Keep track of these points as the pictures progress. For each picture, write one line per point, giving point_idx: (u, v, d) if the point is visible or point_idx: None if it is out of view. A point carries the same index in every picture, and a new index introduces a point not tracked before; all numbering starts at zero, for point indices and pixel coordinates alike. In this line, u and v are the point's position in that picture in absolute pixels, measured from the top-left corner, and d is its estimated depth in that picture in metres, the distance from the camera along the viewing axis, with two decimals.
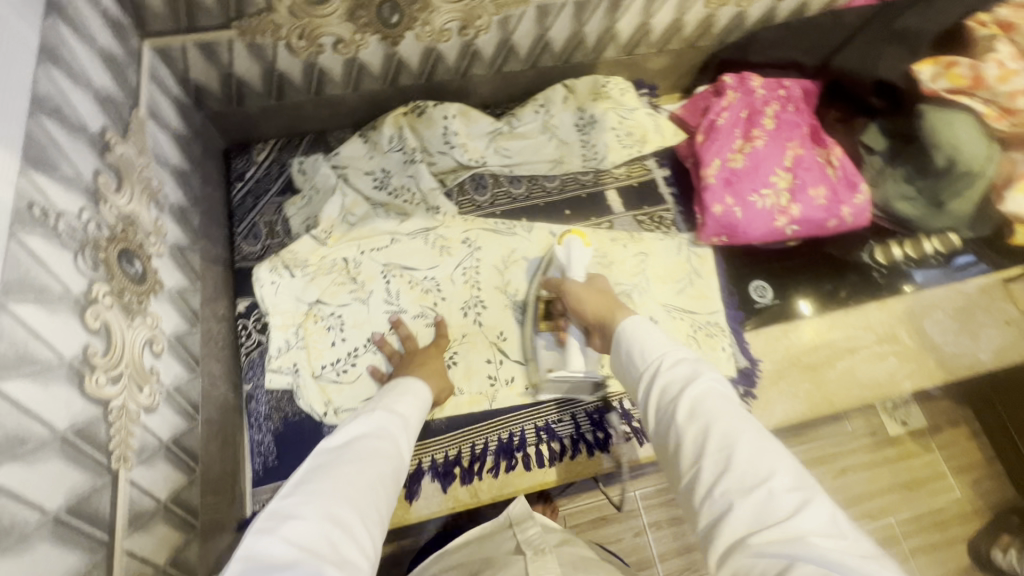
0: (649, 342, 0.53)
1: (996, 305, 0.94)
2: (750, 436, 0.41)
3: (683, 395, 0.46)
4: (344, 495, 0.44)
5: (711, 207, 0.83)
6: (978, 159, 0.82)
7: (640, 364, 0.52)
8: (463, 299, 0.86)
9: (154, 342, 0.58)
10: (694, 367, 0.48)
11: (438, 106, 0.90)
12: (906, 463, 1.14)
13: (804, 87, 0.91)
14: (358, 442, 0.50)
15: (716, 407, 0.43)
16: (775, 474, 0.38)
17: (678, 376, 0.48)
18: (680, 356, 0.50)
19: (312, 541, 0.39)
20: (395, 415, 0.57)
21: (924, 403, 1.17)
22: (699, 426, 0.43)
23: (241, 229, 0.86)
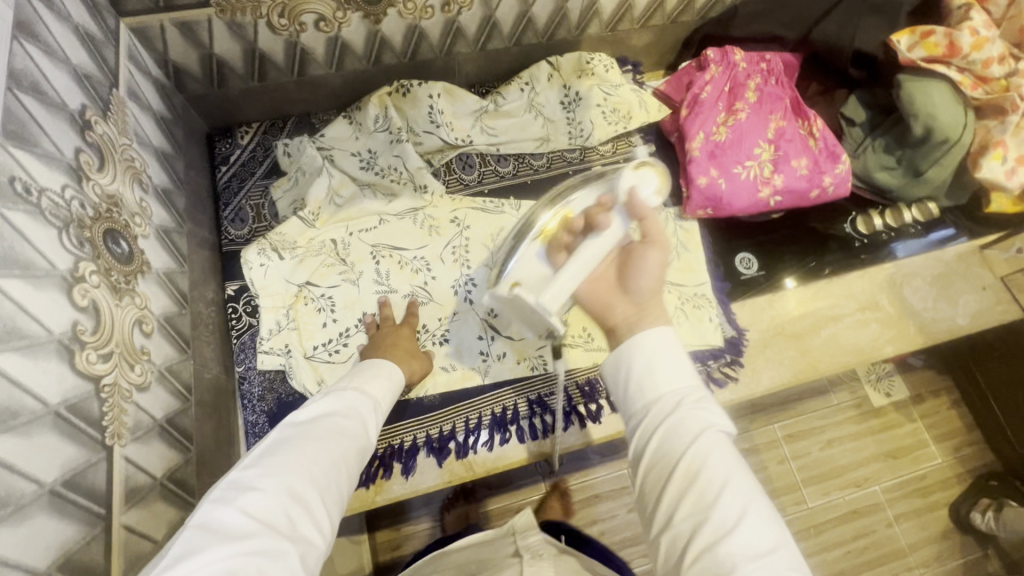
0: (667, 371, 0.51)
1: (973, 271, 0.97)
2: (757, 505, 0.43)
3: (700, 444, 0.45)
4: (308, 472, 0.43)
5: (696, 180, 0.84)
6: (955, 127, 0.83)
7: (646, 393, 0.51)
8: (453, 277, 0.86)
9: (143, 322, 0.58)
10: (708, 415, 0.48)
11: (423, 84, 0.89)
12: (891, 432, 1.28)
13: (785, 60, 0.92)
14: (325, 421, 0.49)
15: (725, 466, 0.44)
16: (777, 552, 0.40)
17: (692, 421, 0.48)
18: (698, 398, 0.50)
19: (268, 515, 0.39)
20: (367, 395, 0.56)
21: (906, 374, 1.32)
22: (710, 482, 0.44)
23: (228, 213, 0.85)
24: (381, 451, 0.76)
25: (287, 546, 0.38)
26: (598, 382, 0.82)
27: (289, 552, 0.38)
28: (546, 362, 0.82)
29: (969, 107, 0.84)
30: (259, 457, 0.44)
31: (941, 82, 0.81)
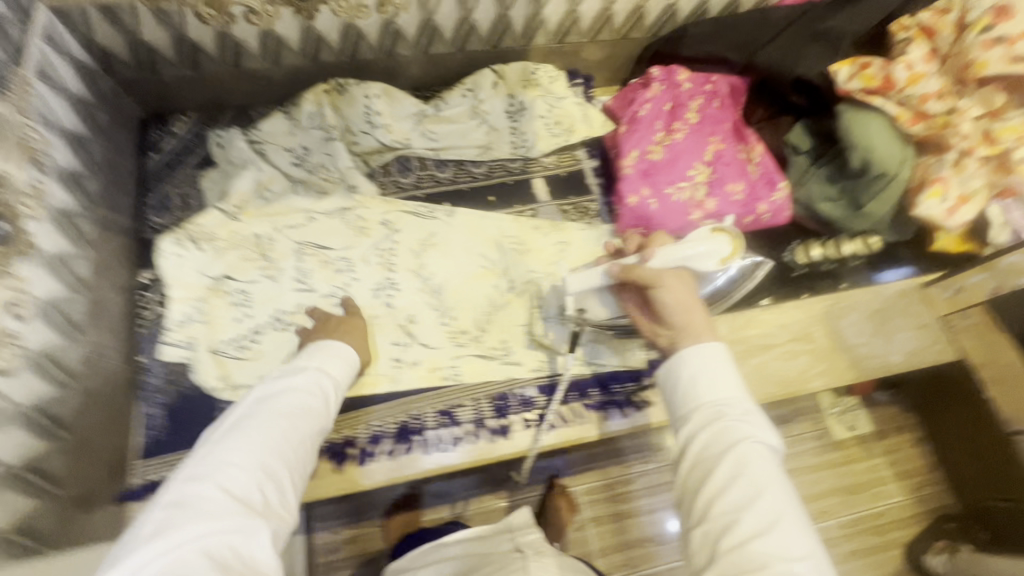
0: (723, 380, 0.54)
1: (911, 308, 0.94)
2: (791, 512, 0.46)
3: (744, 451, 0.48)
4: (274, 447, 0.50)
5: (626, 198, 0.83)
6: (893, 160, 0.82)
7: (696, 398, 0.54)
8: (376, 280, 0.85)
9: (15, 305, 0.56)
10: (753, 426, 0.51)
11: (360, 85, 0.89)
12: (851, 467, 1.28)
13: (730, 83, 0.92)
14: (284, 399, 0.56)
15: (766, 473, 0.48)
16: (804, 558, 0.44)
17: (738, 429, 0.50)
18: (749, 408, 0.52)
19: (239, 489, 0.45)
20: (325, 376, 0.64)
21: (872, 409, 1.31)
22: (750, 486, 0.47)
23: (152, 201, 0.84)
24: None
25: (258, 522, 0.43)
26: (511, 397, 0.80)
27: (259, 528, 0.43)
28: (460, 373, 0.81)
29: (908, 142, 0.83)
30: (217, 436, 0.50)
31: (878, 116, 0.81)
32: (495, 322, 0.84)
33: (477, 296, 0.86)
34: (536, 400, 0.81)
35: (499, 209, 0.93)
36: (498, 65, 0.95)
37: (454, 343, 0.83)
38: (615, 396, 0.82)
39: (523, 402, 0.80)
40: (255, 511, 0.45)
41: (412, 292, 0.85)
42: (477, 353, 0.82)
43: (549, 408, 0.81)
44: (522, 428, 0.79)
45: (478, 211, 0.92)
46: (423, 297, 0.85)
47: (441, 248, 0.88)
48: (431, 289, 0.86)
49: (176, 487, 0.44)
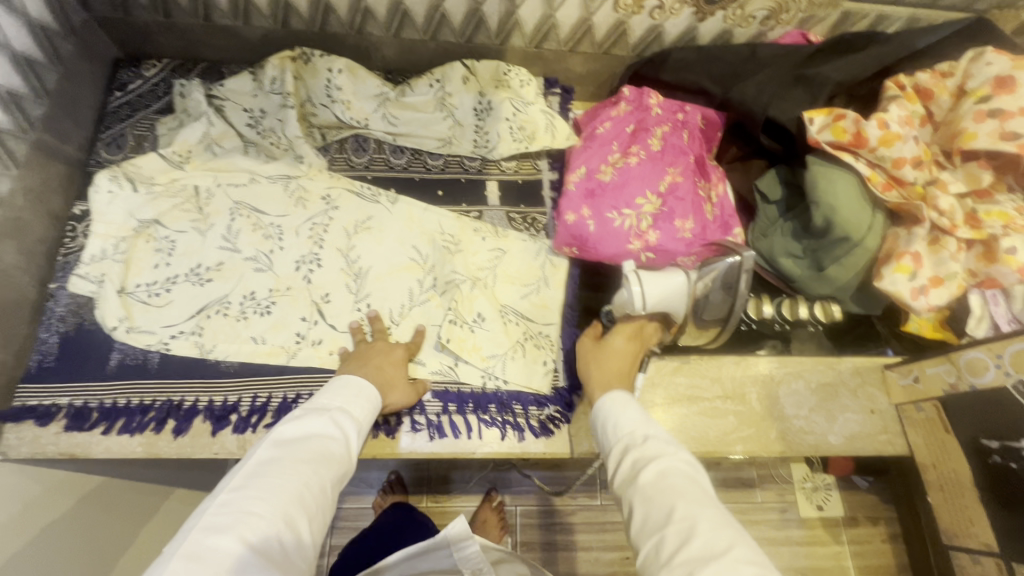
0: (634, 410, 0.59)
1: (865, 389, 0.87)
2: (711, 517, 0.46)
3: (653, 469, 0.51)
4: (289, 494, 0.48)
5: (564, 215, 0.79)
6: (857, 225, 0.75)
7: (614, 438, 0.57)
8: (301, 253, 0.84)
9: None
10: (665, 444, 0.54)
11: (325, 57, 0.88)
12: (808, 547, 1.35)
13: (706, 116, 0.86)
14: (329, 448, 0.54)
15: (682, 487, 0.49)
16: (735, 546, 0.43)
17: (650, 451, 0.53)
18: (657, 432, 0.56)
19: (264, 542, 0.43)
20: (360, 423, 0.61)
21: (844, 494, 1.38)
22: (666, 502, 0.48)
23: (107, 136, 0.87)
24: (158, 403, 0.74)
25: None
26: None
27: None
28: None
29: (878, 208, 0.76)
30: (247, 483, 0.47)
31: (848, 174, 0.74)
32: (409, 316, 0.82)
33: (399, 287, 0.83)
34: (428, 405, 0.78)
35: (444, 206, 0.90)
36: (472, 60, 0.92)
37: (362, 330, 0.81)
38: (513, 417, 0.78)
39: (415, 405, 0.77)
40: (275, 561, 0.43)
41: (333, 271, 0.83)
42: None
43: (442, 414, 0.77)
44: (410, 430, 0.76)
45: (423, 204, 0.90)
46: (343, 278, 0.83)
47: (375, 233, 0.86)
48: (353, 272, 0.84)
49: (196, 537, 0.42)
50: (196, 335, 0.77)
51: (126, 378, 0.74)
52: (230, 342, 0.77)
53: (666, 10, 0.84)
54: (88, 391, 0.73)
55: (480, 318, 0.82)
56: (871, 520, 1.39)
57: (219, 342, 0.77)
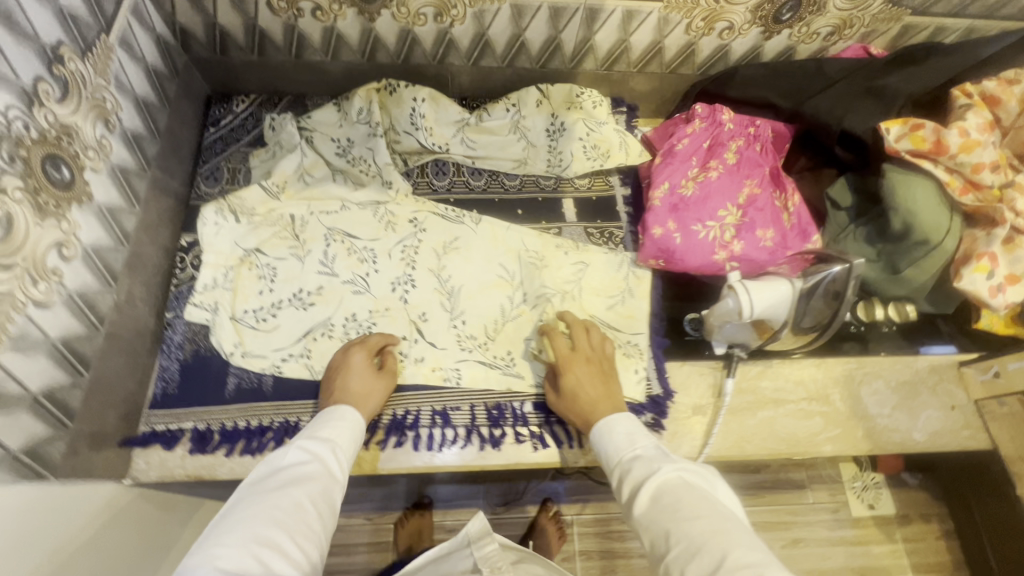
0: (620, 431, 0.65)
1: (943, 386, 0.89)
2: (701, 523, 0.52)
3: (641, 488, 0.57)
4: (261, 518, 0.52)
5: (651, 229, 0.82)
6: (935, 229, 0.78)
7: (612, 465, 0.63)
8: (395, 274, 0.87)
9: (65, 247, 0.62)
10: (653, 464, 0.59)
11: (410, 87, 0.92)
12: (864, 547, 1.37)
13: (775, 129, 0.90)
14: (300, 472, 0.58)
15: (673, 505, 0.55)
16: (728, 555, 0.48)
17: (639, 476, 0.59)
18: (642, 451, 0.62)
19: (240, 564, 0.47)
20: (338, 442, 0.64)
21: (896, 491, 1.41)
22: (661, 520, 0.54)
23: (204, 171, 0.91)
24: (276, 424, 0.76)
25: None
26: (507, 408, 0.81)
27: None
28: (460, 377, 0.82)
29: (955, 211, 0.79)
30: (221, 523, 0.52)
31: (926, 179, 0.78)
32: (502, 332, 0.85)
33: (490, 304, 0.87)
34: (530, 417, 0.81)
35: (525, 224, 0.94)
36: (545, 84, 0.97)
37: (460, 346, 0.84)
38: None
39: (518, 417, 0.80)
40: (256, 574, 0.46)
41: (427, 291, 0.87)
42: (479, 359, 0.83)
43: (543, 425, 0.80)
44: (516, 441, 0.79)
45: (505, 223, 0.93)
46: (437, 297, 0.87)
47: (462, 253, 0.90)
48: (446, 290, 0.87)
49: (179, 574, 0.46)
50: (305, 357, 0.80)
51: (244, 402, 0.77)
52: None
53: (736, 30, 0.88)
54: (209, 415, 0.76)
55: None
56: (923, 517, 1.40)
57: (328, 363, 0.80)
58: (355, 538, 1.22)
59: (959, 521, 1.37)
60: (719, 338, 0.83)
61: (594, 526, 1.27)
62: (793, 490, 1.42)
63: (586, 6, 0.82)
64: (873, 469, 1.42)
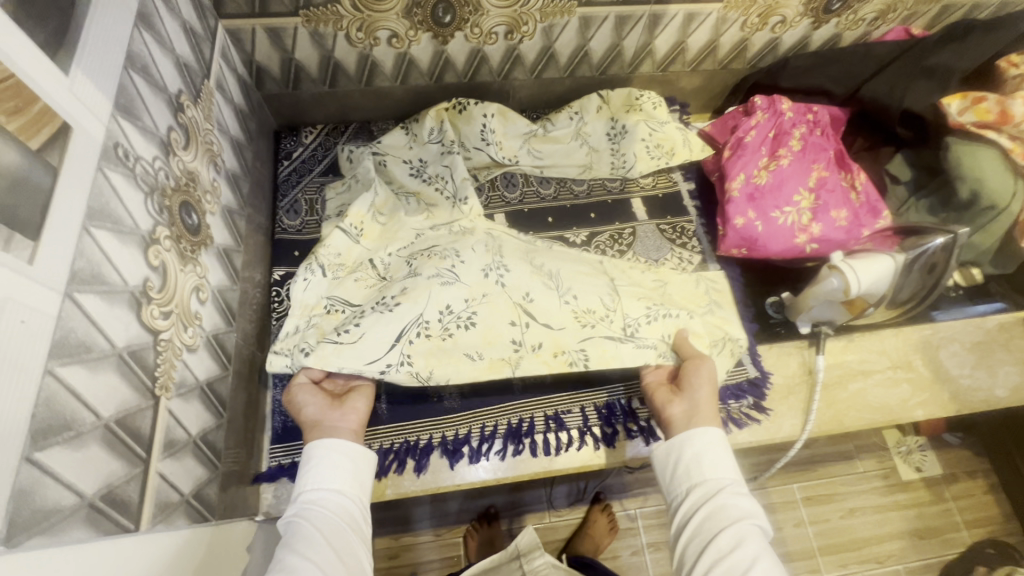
0: (719, 453, 0.66)
1: (1015, 342, 0.94)
2: None
3: (737, 522, 0.59)
4: None
5: (733, 219, 0.86)
6: (1004, 193, 0.83)
7: (694, 479, 0.65)
8: (484, 263, 0.79)
9: (201, 290, 0.62)
10: (743, 504, 0.62)
11: (479, 104, 0.94)
12: (917, 509, 1.41)
13: (832, 113, 0.93)
14: (293, 536, 0.58)
15: (756, 550, 0.57)
16: None
17: (730, 506, 0.61)
18: (733, 487, 0.64)
19: None
20: (325, 490, 0.63)
21: (940, 453, 1.46)
22: (743, 557, 0.56)
23: (284, 204, 0.91)
24: (396, 445, 0.78)
25: None
26: (616, 406, 0.82)
27: None
28: (587, 358, 0.76)
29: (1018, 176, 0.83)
30: None
31: (989, 147, 0.82)
32: (623, 304, 0.80)
33: (595, 286, 0.81)
34: (639, 412, 0.82)
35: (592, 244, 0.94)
36: (603, 90, 1.00)
37: (579, 324, 0.78)
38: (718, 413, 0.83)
39: (628, 414, 0.82)
40: None
41: (525, 272, 0.80)
42: (607, 334, 0.78)
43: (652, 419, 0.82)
44: (630, 437, 0.81)
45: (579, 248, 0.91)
46: (538, 279, 0.80)
47: (547, 250, 0.86)
48: (546, 277, 0.81)
49: None
50: (407, 364, 0.72)
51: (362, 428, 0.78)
52: (448, 363, 0.74)
53: (788, 24, 0.92)
54: None
55: None
56: (969, 474, 1.45)
57: (436, 366, 0.73)
58: (433, 557, 1.23)
59: (1003, 472, 1.43)
60: (802, 317, 0.87)
61: (661, 517, 1.29)
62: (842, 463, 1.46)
63: (651, 13, 0.86)
64: (916, 432, 1.47)
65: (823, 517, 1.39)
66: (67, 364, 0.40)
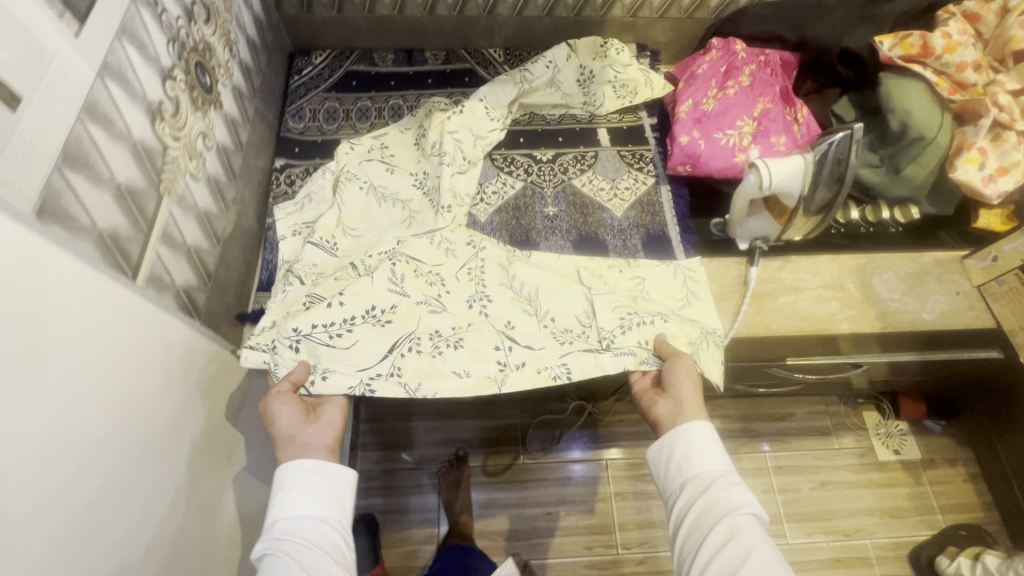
0: (705, 450, 0.73)
1: (948, 276, 0.99)
2: (770, 561, 0.61)
3: (731, 511, 0.66)
4: None
5: (678, 137, 0.96)
6: (930, 125, 0.91)
7: (686, 475, 0.73)
8: (468, 293, 0.86)
9: (206, 138, 0.76)
10: (734, 493, 0.69)
11: (476, 99, 1.03)
12: (890, 489, 1.56)
13: (782, 57, 1.03)
14: (269, 565, 0.61)
15: (750, 535, 0.64)
16: None
17: (723, 497, 0.68)
18: (722, 479, 0.71)
19: None
20: (300, 514, 0.67)
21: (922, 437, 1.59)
22: (739, 543, 0.63)
23: (291, 110, 1.06)
24: None
25: None
26: None
27: None
28: (569, 371, 0.80)
29: (946, 109, 0.91)
30: None
31: (917, 82, 0.91)
32: (598, 318, 0.86)
33: (574, 299, 0.87)
34: None
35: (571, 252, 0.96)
36: (572, 39, 1.09)
37: (558, 341, 0.84)
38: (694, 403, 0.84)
39: None
40: None
41: (506, 301, 0.86)
42: (586, 348, 0.83)
43: None
44: None
45: (555, 252, 0.95)
46: (519, 306, 0.86)
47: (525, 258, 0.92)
48: (524, 297, 0.87)
49: None
50: (395, 376, 0.77)
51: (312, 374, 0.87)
52: (435, 378, 0.78)
53: None
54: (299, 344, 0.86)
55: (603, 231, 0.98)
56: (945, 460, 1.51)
57: (423, 379, 0.78)
58: None
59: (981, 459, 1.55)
60: (740, 233, 0.95)
61: None
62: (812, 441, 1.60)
63: None
64: (896, 417, 1.62)
65: (793, 487, 1.55)
66: (95, 126, 0.54)
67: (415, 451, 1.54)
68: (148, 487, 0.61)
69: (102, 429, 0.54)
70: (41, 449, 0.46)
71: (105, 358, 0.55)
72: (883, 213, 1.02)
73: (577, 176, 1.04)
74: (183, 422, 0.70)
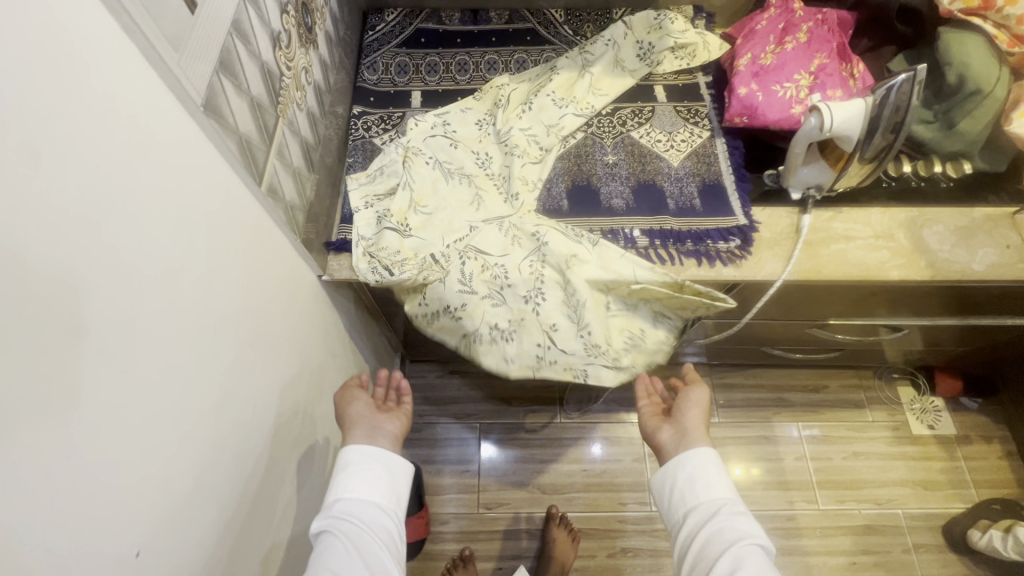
0: (710, 479, 0.76)
1: (999, 230, 1.01)
2: None
3: (736, 541, 0.69)
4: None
5: (737, 90, 1.01)
6: (988, 79, 0.94)
7: (690, 503, 0.76)
8: (526, 289, 0.91)
9: (308, 74, 0.84)
10: (739, 525, 0.71)
11: (547, 95, 1.07)
12: (924, 462, 1.56)
13: (841, 16, 1.05)
14: (334, 539, 0.69)
15: (755, 566, 0.66)
16: None
17: (728, 527, 0.71)
18: (727, 509, 0.73)
19: None
20: (361, 497, 0.74)
21: (956, 415, 1.61)
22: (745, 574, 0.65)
23: (366, 63, 1.14)
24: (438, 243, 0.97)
25: None
26: (621, 231, 0.98)
27: None
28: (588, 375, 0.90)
29: (1003, 63, 0.95)
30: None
31: (976, 35, 0.95)
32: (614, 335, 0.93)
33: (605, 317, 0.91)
34: (637, 240, 0.97)
35: (640, 245, 0.96)
36: (626, 18, 1.14)
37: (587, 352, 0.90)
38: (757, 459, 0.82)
39: (627, 238, 0.97)
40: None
41: (556, 302, 0.90)
42: (605, 363, 0.90)
43: (650, 248, 0.97)
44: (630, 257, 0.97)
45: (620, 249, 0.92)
46: (566, 309, 0.90)
47: (582, 266, 0.90)
48: (574, 304, 0.90)
49: None
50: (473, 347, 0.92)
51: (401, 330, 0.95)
52: (496, 360, 0.91)
53: None
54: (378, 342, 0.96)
55: (660, 177, 1.04)
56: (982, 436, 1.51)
57: (488, 361, 0.92)
58: None
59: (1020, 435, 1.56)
60: (793, 183, 1.00)
61: None
62: (849, 412, 1.63)
63: None
64: (932, 393, 1.62)
65: (825, 455, 1.57)
66: (241, 42, 0.62)
67: (459, 406, 1.61)
68: (245, 374, 0.69)
69: (222, 313, 0.63)
70: (177, 306, 0.55)
71: (232, 249, 0.64)
72: (935, 167, 1.04)
73: (635, 128, 1.09)
74: (280, 323, 0.79)
